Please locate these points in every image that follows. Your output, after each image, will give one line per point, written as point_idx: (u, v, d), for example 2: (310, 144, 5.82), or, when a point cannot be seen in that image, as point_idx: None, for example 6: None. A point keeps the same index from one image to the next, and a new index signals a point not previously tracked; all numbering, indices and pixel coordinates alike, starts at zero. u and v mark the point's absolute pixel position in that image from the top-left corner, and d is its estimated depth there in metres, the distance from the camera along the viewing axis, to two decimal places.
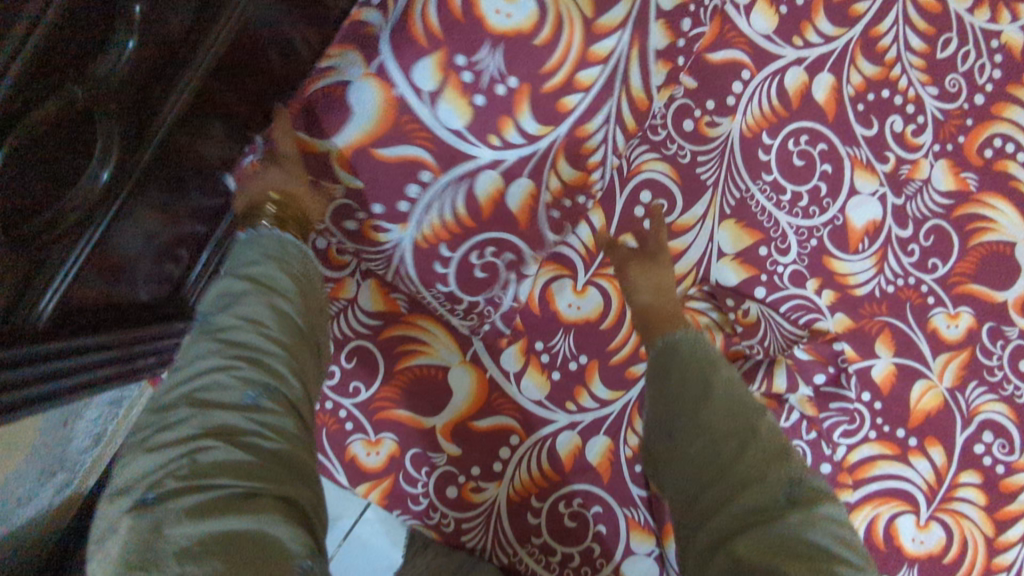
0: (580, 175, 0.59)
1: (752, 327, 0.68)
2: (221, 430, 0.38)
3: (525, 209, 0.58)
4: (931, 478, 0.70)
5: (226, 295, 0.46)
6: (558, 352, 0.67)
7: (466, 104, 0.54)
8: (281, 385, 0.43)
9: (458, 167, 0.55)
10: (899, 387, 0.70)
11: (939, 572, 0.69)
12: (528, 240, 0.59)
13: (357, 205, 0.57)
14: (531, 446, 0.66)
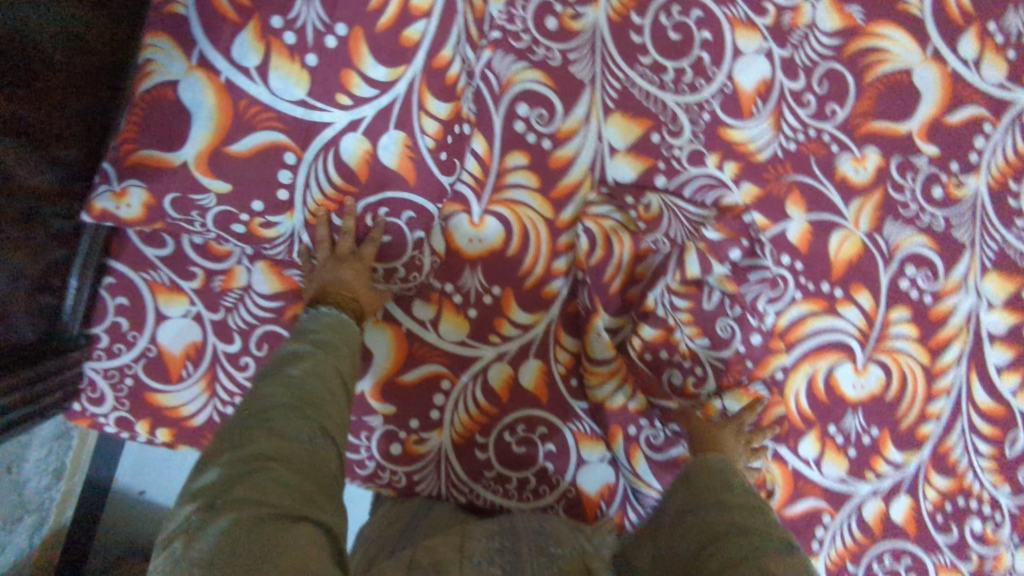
0: (453, 107, 0.55)
1: (655, 221, 0.66)
2: (272, 455, 0.40)
3: (404, 160, 0.54)
4: (862, 323, 0.71)
5: (282, 353, 0.47)
6: (470, 290, 0.65)
7: (299, 68, 0.50)
8: (323, 423, 0.43)
9: (317, 138, 0.52)
10: (817, 243, 0.69)
11: (883, 410, 0.72)
12: (421, 193, 0.56)
13: (235, 208, 0.54)
14: (464, 386, 0.66)
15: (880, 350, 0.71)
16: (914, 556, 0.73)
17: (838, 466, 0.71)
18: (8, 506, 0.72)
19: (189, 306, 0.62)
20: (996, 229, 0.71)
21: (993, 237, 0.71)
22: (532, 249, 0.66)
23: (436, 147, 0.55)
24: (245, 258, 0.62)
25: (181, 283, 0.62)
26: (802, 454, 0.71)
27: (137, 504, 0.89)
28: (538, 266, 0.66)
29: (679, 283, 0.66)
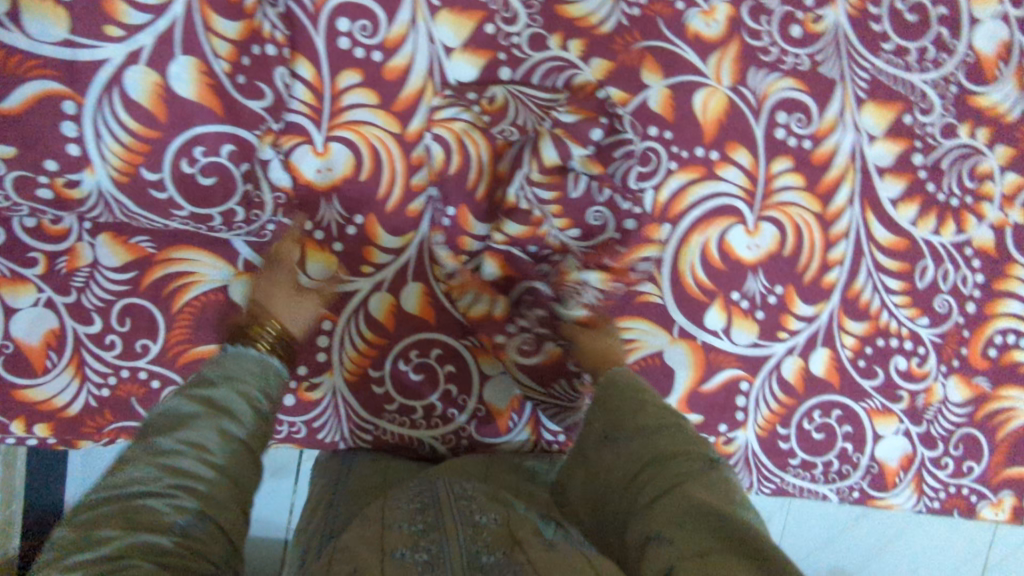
0: (241, 25, 0.57)
1: (501, 113, 0.64)
2: (145, 549, 0.38)
3: (202, 89, 0.57)
4: (745, 182, 0.69)
5: (170, 415, 0.45)
6: (329, 224, 0.63)
7: (53, 8, 0.53)
8: (215, 510, 0.43)
9: (96, 77, 0.54)
10: (682, 108, 0.67)
11: (784, 266, 0.70)
12: (231, 120, 0.58)
13: (30, 170, 0.55)
14: (346, 323, 0.64)
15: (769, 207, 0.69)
16: (840, 405, 0.72)
17: (749, 332, 0.70)
18: None
19: (36, 295, 0.59)
20: (863, 58, 0.68)
21: (862, 67, 0.69)
22: (386, 169, 0.63)
23: (231, 71, 0.57)
24: (85, 233, 0.59)
25: (22, 272, 0.59)
26: (709, 327, 0.69)
27: None
28: (396, 186, 0.64)
29: (540, 172, 0.64)
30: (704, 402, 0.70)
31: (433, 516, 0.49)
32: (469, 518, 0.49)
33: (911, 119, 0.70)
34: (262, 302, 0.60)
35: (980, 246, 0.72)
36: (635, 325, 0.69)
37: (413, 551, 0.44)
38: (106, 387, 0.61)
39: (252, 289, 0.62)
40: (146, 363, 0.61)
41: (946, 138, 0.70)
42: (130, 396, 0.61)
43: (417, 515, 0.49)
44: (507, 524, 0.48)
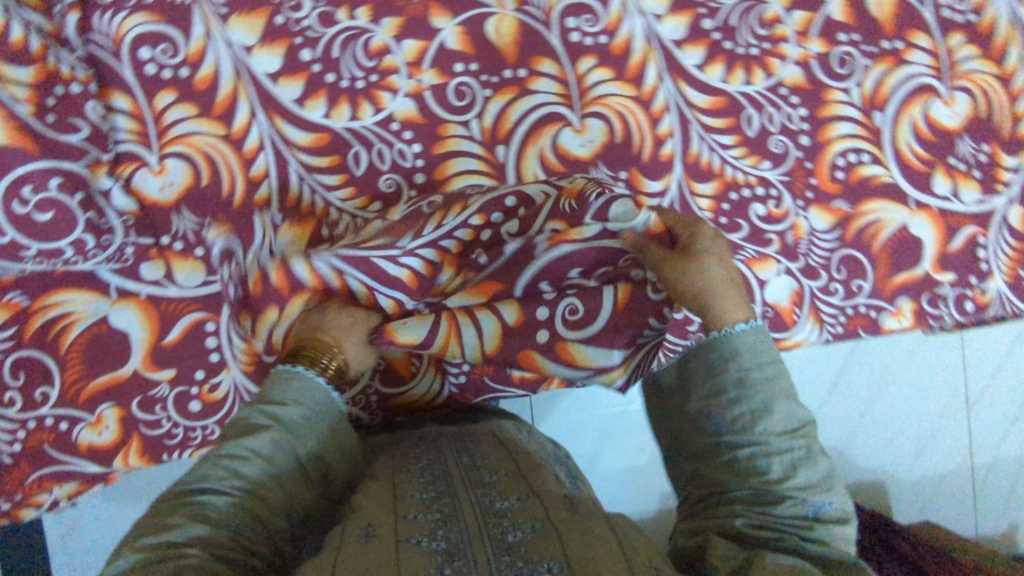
0: (36, 69, 0.61)
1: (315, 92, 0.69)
2: (193, 538, 0.44)
3: (11, 132, 0.60)
4: (559, 88, 0.73)
5: (240, 425, 0.51)
6: (185, 233, 0.67)
7: None
8: (262, 504, 0.48)
9: None
10: (478, 40, 0.71)
11: (619, 153, 0.74)
12: (55, 155, 0.61)
13: None
14: (228, 319, 0.67)
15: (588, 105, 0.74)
16: None
17: None
18: None
19: None
20: None
21: None
22: (224, 169, 0.67)
23: (37, 112, 0.61)
24: None
25: None
26: None
27: None
28: (238, 183, 0.68)
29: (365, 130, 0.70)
30: None
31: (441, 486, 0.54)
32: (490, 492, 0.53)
33: None
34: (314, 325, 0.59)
35: (794, 83, 0.77)
36: None
37: (425, 514, 0.50)
38: (16, 442, 0.64)
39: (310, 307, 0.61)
40: (49, 409, 0.65)
41: None
42: (44, 443, 0.65)
43: (429, 486, 0.54)
44: (531, 493, 0.52)
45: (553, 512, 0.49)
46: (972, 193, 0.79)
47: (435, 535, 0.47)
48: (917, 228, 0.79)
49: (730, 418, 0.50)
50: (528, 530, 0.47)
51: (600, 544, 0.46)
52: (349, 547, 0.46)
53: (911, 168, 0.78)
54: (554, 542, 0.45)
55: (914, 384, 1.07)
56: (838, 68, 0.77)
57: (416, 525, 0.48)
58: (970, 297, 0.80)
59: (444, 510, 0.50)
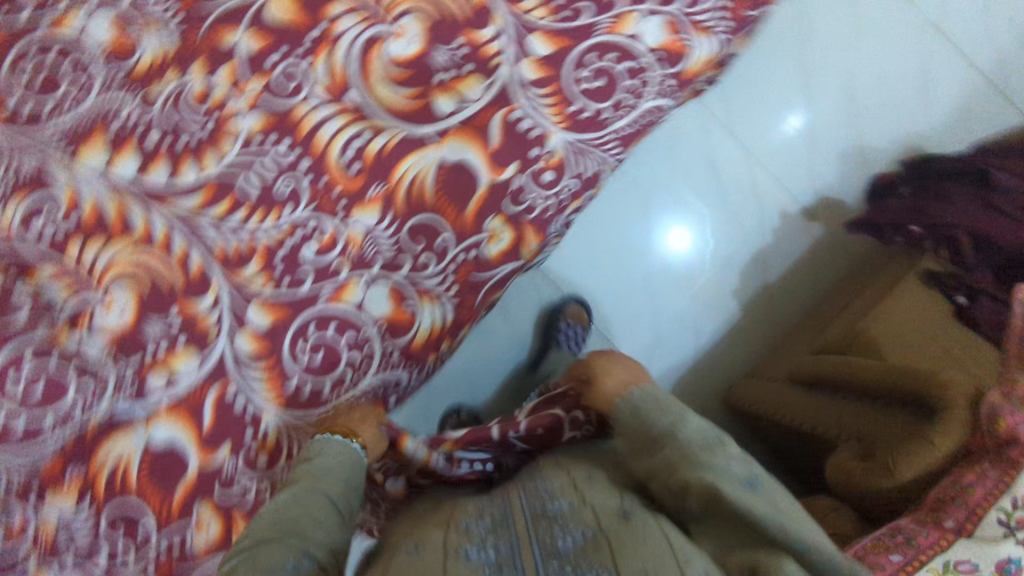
0: None
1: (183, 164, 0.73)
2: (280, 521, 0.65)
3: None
4: (360, 17, 0.75)
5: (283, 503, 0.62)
6: (161, 334, 0.71)
7: None
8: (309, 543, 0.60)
9: None
10: (268, 29, 0.75)
11: (445, 28, 0.75)
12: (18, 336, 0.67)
13: None
14: (239, 378, 0.72)
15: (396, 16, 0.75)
16: (587, 51, 0.75)
17: (477, 85, 0.75)
18: None
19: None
20: None
21: None
22: (156, 266, 0.71)
23: None
24: (24, 511, 0.65)
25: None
26: (450, 110, 0.74)
27: None
28: (173, 268, 0.72)
29: (237, 160, 0.73)
30: (506, 153, 0.75)
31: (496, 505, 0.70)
32: (543, 499, 0.68)
33: None
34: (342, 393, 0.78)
35: None
36: (405, 165, 0.74)
37: (477, 523, 0.66)
38: None
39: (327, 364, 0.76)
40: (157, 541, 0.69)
41: None
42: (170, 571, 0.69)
43: (493, 533, 0.64)
44: (594, 528, 0.60)
45: (603, 523, 0.61)
46: None
47: (484, 545, 0.61)
48: None
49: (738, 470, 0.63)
50: (578, 538, 0.59)
51: (653, 554, 0.56)
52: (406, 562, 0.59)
53: None
54: (604, 548, 0.57)
55: (855, 70, 1.25)
56: None
57: (464, 539, 0.62)
58: None
59: (497, 521, 0.66)
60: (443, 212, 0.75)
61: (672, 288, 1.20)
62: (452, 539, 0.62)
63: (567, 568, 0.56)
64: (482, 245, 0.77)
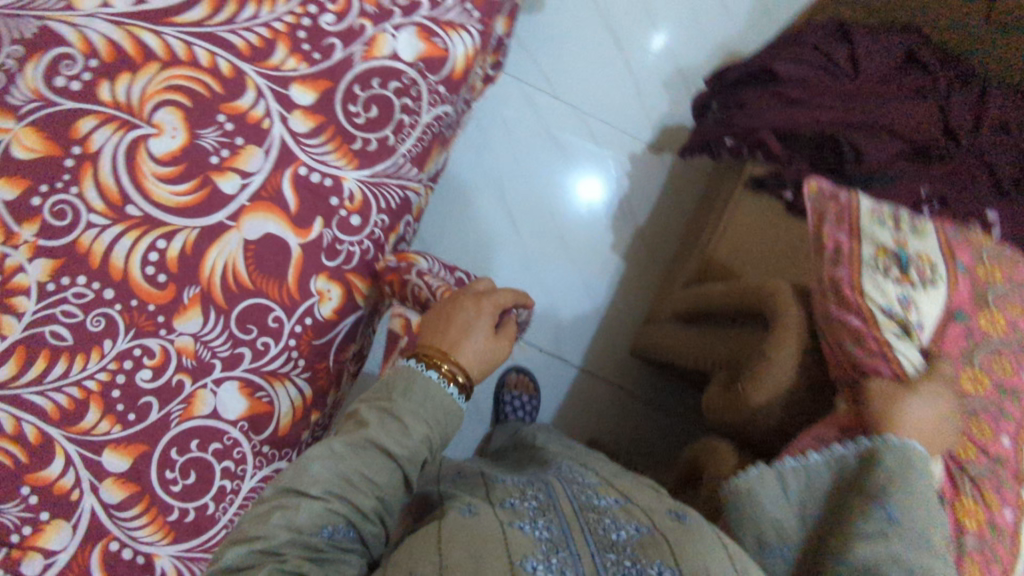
0: None
1: None
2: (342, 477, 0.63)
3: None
4: (112, 125, 0.71)
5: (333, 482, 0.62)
6: (18, 518, 0.65)
7: None
8: (347, 508, 0.62)
9: None
10: (20, 169, 0.69)
11: (204, 110, 0.72)
12: None
13: None
14: (118, 528, 0.68)
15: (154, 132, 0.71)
16: (351, 84, 0.75)
17: (256, 155, 0.73)
18: None
19: None
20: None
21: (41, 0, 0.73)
22: None
23: None
24: None
25: None
26: (238, 189, 0.72)
27: None
28: (9, 447, 0.66)
29: (34, 315, 0.68)
30: (307, 212, 0.74)
31: (542, 482, 0.71)
32: (586, 492, 0.67)
33: None
34: (455, 336, 0.73)
35: None
36: (211, 258, 0.71)
37: (523, 500, 0.64)
38: None
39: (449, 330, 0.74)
40: None
41: None
42: None
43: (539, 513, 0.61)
44: (648, 527, 0.60)
45: (661, 528, 0.60)
46: None
47: (537, 522, 0.59)
48: None
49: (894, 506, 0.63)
50: (632, 532, 0.59)
51: (716, 559, 0.56)
52: (458, 524, 0.58)
53: None
54: (665, 547, 0.56)
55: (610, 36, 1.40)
56: None
57: (516, 514, 0.61)
58: None
59: (540, 500, 0.64)
60: (266, 291, 0.73)
61: (551, 253, 1.33)
62: (496, 513, 0.61)
63: (625, 560, 0.55)
64: (312, 308, 0.75)
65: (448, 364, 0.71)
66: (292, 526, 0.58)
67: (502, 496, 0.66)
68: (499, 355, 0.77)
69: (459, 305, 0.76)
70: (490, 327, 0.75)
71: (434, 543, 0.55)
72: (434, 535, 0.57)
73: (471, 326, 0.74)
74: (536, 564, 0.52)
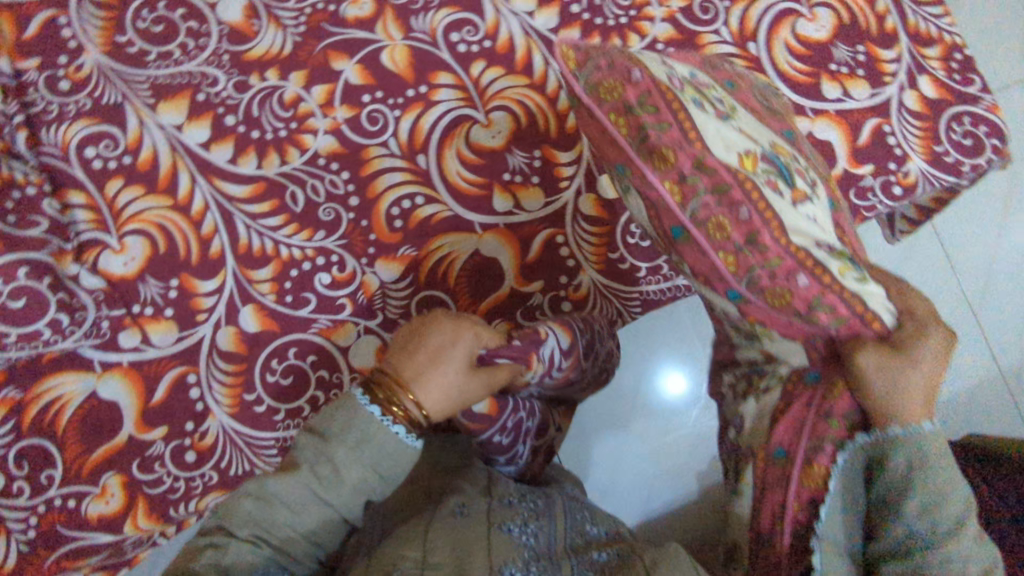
0: None
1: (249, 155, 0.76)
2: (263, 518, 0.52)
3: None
4: (460, 94, 0.78)
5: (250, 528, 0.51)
6: (152, 298, 0.72)
7: None
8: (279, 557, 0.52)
9: None
10: (377, 70, 0.79)
11: (528, 136, 0.78)
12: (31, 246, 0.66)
13: None
14: (206, 369, 0.72)
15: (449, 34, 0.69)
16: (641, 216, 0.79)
17: (535, 198, 0.78)
18: None
19: None
20: None
21: None
22: (178, 236, 0.74)
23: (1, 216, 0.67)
24: None
25: None
26: (501, 211, 0.78)
27: None
28: (193, 244, 0.74)
29: (292, 170, 0.76)
30: (537, 269, 0.79)
31: (542, 494, 0.73)
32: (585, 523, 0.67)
33: None
34: (417, 375, 0.59)
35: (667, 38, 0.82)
36: (443, 241, 0.77)
37: (519, 502, 0.68)
38: (31, 527, 0.67)
39: (406, 366, 0.60)
40: (57, 489, 0.68)
41: None
42: (55, 524, 0.67)
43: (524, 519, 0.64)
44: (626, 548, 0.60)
45: (638, 546, 0.61)
46: (861, 89, 0.83)
47: (524, 526, 0.62)
48: (822, 132, 0.82)
49: (943, 522, 0.44)
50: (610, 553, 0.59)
51: None
52: (448, 522, 0.61)
53: (799, 83, 0.82)
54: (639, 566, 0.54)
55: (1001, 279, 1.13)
56: (702, 15, 0.83)
57: (507, 521, 0.62)
58: (896, 183, 0.81)
59: (536, 506, 0.68)
60: (458, 299, 0.78)
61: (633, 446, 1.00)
62: (482, 515, 0.63)
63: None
64: None
65: (408, 401, 0.57)
66: (219, 567, 0.49)
67: (505, 491, 0.69)
68: (485, 387, 0.62)
69: (422, 338, 0.62)
70: (470, 357, 0.61)
71: (421, 532, 0.59)
72: (420, 535, 0.58)
73: (428, 355, 0.61)
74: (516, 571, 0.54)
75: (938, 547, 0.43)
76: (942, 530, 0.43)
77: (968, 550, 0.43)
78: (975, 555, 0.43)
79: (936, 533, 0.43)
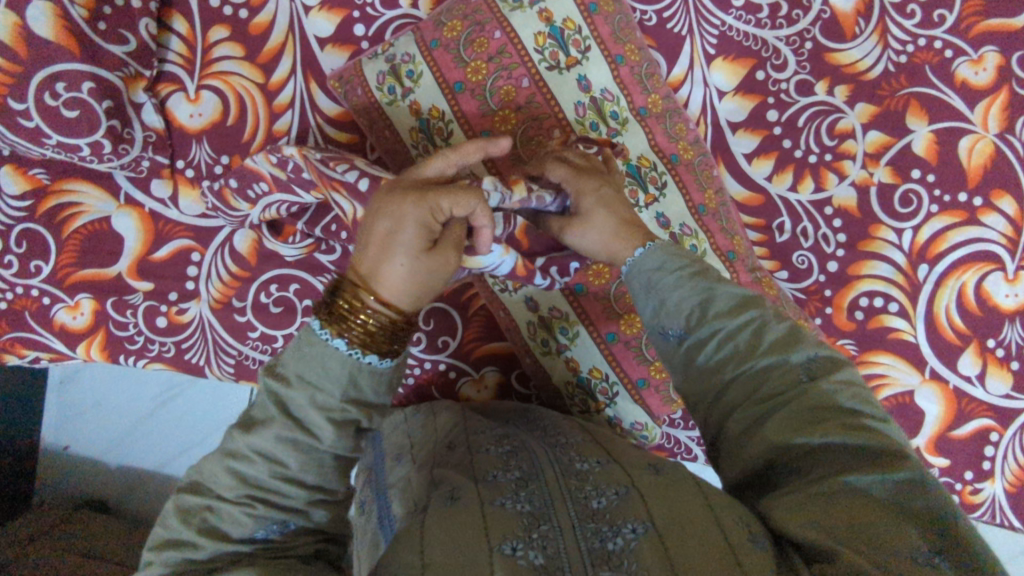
0: None
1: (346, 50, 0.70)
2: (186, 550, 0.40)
3: (59, 30, 0.60)
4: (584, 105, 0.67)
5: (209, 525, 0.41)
6: (200, 162, 0.70)
7: None
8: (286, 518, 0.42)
9: None
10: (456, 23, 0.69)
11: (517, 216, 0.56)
12: (108, 65, 0.63)
13: None
14: (212, 255, 0.71)
15: (563, 30, 0.62)
16: None
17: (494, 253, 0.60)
18: (54, 404, 0.94)
19: None
20: (712, 13, 0.70)
21: (711, 24, 0.70)
22: (249, 115, 0.70)
23: (91, 18, 0.62)
24: None
25: None
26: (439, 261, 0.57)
27: (79, 400, 0.93)
28: (259, 130, 0.70)
29: (332, 116, 0.69)
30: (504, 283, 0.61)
31: (515, 441, 0.53)
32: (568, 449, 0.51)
33: (763, 76, 0.70)
34: None
35: (842, 205, 0.69)
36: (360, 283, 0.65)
37: (505, 472, 0.47)
38: (3, 300, 0.70)
39: None
40: (39, 282, 0.70)
41: (801, 95, 0.69)
42: (23, 309, 0.71)
43: (508, 464, 0.48)
44: (629, 484, 0.44)
45: (639, 479, 0.44)
46: (999, 383, 0.69)
47: (518, 496, 0.43)
48: (923, 399, 0.69)
49: (681, 321, 0.47)
50: (610, 492, 0.43)
51: (690, 517, 0.40)
52: (439, 514, 0.42)
53: (942, 338, 0.69)
54: (639, 510, 0.41)
55: None
56: (900, 206, 0.69)
57: (496, 487, 0.44)
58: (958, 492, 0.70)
59: (525, 468, 0.47)
60: (468, 327, 0.73)
61: None
62: (485, 490, 0.44)
63: (601, 532, 0.40)
64: (463, 378, 0.73)
65: None
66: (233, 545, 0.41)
67: (486, 462, 0.49)
68: None
69: None
70: None
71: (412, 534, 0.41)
72: (415, 537, 0.40)
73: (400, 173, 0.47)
74: (518, 545, 0.39)
75: (826, 376, 0.43)
76: (748, 368, 0.44)
77: (780, 369, 0.44)
78: (774, 371, 0.44)
79: (699, 342, 0.46)
